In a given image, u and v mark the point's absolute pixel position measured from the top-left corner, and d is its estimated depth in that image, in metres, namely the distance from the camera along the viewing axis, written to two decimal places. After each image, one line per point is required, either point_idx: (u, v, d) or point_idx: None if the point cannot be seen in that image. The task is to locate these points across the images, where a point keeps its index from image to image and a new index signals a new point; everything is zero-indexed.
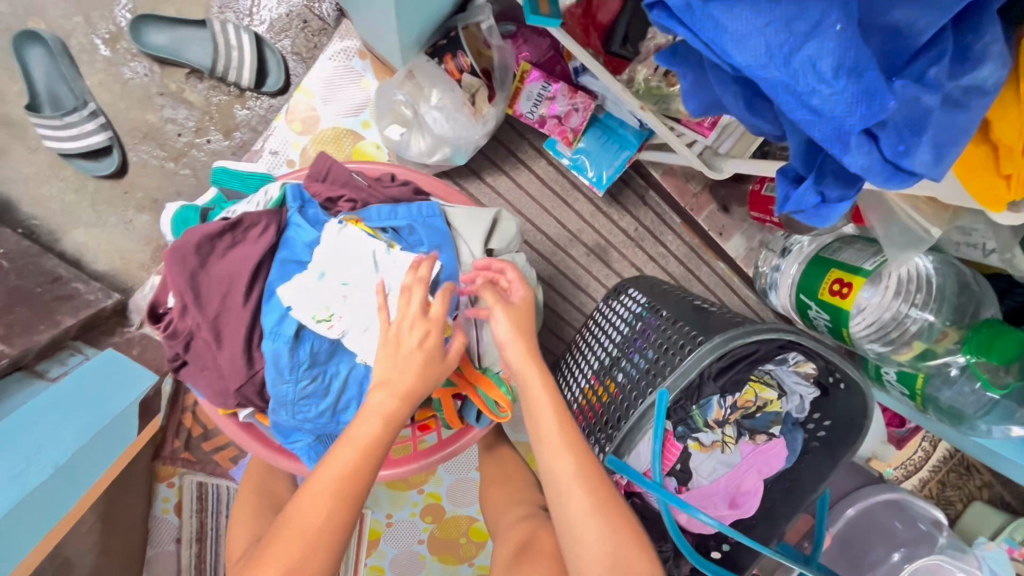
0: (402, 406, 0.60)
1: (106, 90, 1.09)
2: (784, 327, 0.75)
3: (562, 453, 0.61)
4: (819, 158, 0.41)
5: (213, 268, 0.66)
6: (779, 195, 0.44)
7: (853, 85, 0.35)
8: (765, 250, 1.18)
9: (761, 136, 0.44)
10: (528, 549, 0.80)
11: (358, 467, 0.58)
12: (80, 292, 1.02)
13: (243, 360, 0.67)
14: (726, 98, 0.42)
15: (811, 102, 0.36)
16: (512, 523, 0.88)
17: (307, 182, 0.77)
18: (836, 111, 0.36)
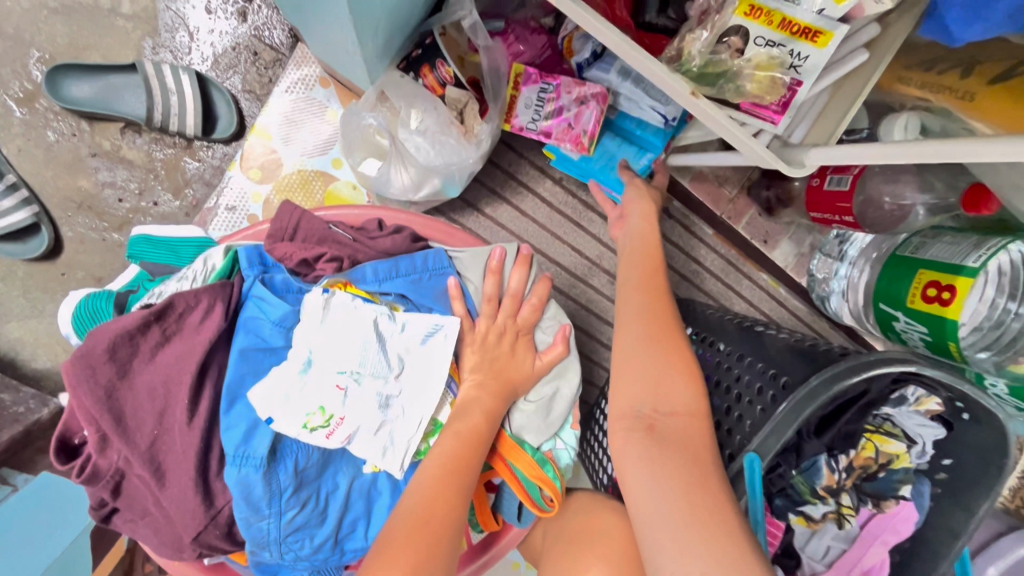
0: (498, 404, 0.55)
1: (28, 157, 0.93)
2: (902, 356, 0.55)
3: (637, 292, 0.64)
4: None
5: (140, 377, 0.47)
6: None
7: None
8: (819, 254, 1.01)
9: None
10: (581, 534, 0.62)
11: (484, 431, 0.53)
12: (6, 405, 0.83)
13: (198, 499, 0.47)
14: None
15: None
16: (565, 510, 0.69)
17: (267, 242, 0.57)
18: None
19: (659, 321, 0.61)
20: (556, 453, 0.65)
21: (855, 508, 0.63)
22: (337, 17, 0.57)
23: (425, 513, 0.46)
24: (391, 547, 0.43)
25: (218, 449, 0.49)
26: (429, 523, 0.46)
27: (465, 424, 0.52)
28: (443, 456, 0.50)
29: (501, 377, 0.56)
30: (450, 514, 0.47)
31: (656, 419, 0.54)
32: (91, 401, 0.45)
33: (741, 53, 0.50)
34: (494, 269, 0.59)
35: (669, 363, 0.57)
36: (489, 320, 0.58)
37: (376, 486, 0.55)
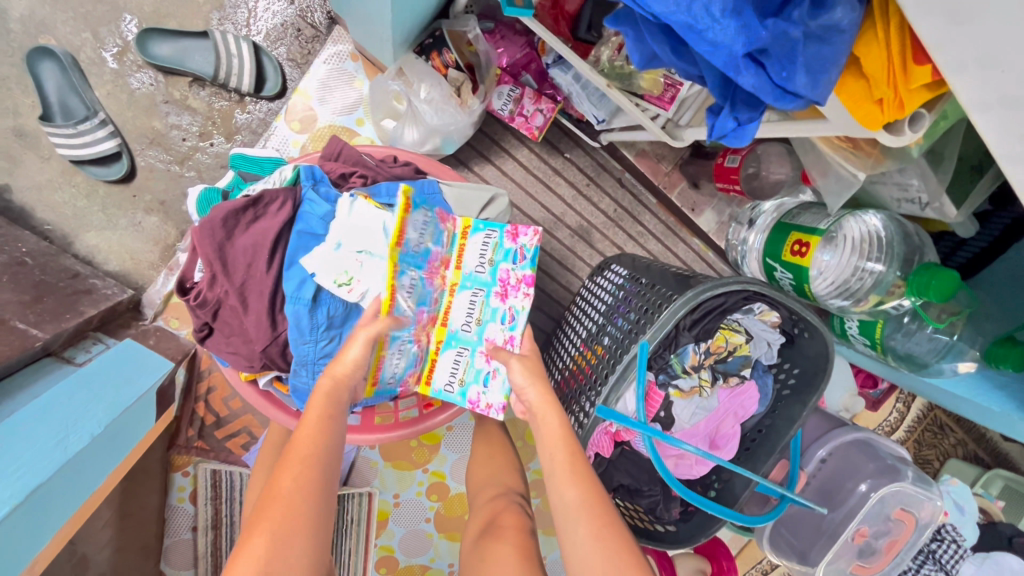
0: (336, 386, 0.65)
1: (114, 100, 1.17)
2: (749, 279, 0.84)
3: (568, 484, 0.60)
4: (733, 91, 0.55)
5: (239, 240, 0.72)
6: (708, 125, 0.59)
7: (735, 21, 0.46)
8: (733, 223, 1.27)
9: (685, 77, 0.57)
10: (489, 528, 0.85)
11: (319, 442, 0.57)
12: (98, 287, 1.08)
13: (268, 322, 0.74)
14: (657, 46, 0.55)
15: (708, 37, 0.47)
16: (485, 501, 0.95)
17: (321, 162, 0.84)
18: (726, 41, 0.47)
19: (597, 511, 0.58)
20: None
21: (712, 382, 0.94)
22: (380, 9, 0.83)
23: (272, 488, 0.53)
24: (253, 511, 0.51)
25: (282, 293, 0.75)
26: (284, 500, 0.52)
27: (311, 420, 0.60)
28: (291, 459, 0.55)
29: (331, 375, 0.65)
30: (301, 485, 0.53)
31: None
32: (210, 248, 0.70)
33: None
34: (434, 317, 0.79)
35: (620, 562, 0.55)
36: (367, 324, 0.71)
37: None
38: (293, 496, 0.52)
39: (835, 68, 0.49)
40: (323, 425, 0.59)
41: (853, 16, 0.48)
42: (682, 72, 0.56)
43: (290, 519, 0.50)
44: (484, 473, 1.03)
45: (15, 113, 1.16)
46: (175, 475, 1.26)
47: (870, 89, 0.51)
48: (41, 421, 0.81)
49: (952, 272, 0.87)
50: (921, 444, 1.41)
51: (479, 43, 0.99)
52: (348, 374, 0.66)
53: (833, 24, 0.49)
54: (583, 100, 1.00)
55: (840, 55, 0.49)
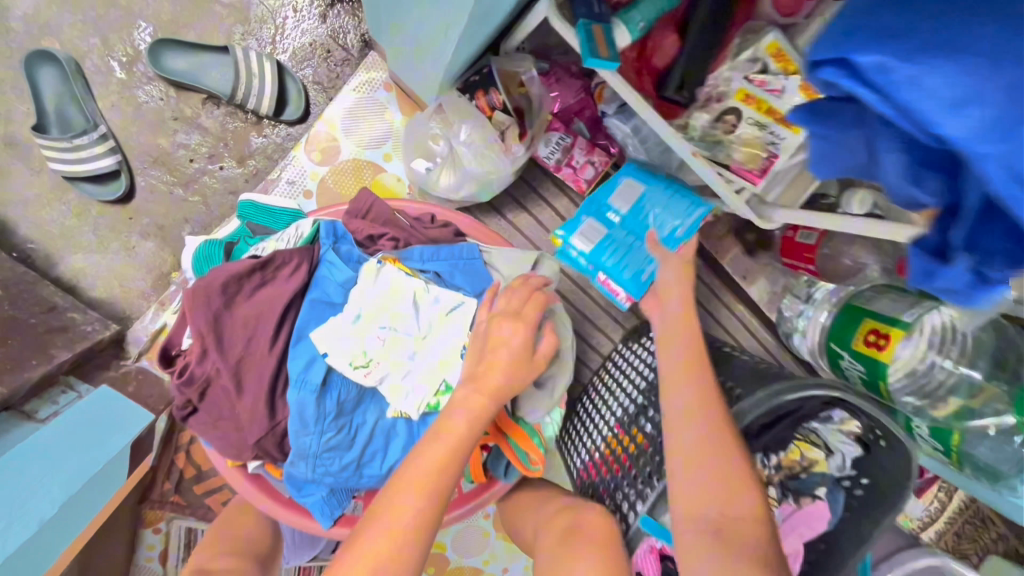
0: (491, 400, 0.58)
1: (118, 113, 1.06)
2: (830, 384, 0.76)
3: (688, 387, 0.68)
4: (989, 231, 0.34)
5: (240, 309, 0.61)
6: (915, 271, 0.37)
7: None
8: (789, 295, 1.15)
9: (912, 203, 0.38)
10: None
11: (451, 457, 0.54)
12: (76, 322, 0.94)
13: (265, 411, 0.61)
14: (890, 161, 0.37)
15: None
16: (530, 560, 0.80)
17: (346, 219, 0.72)
18: None
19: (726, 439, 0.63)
20: (543, 426, 0.80)
21: (778, 500, 0.78)
22: (443, 44, 0.73)
23: (391, 500, 0.50)
24: (361, 520, 0.50)
25: (284, 374, 0.63)
26: (397, 512, 0.50)
27: (430, 458, 0.53)
28: (427, 465, 0.53)
29: (490, 387, 0.59)
30: (419, 509, 0.50)
31: (727, 521, 0.58)
32: (204, 320, 0.58)
33: (734, 129, 0.62)
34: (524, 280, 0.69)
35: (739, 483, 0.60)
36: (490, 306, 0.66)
37: (395, 429, 0.68)
38: (411, 517, 0.49)
39: None
40: (445, 469, 0.53)
41: None
42: (910, 199, 0.38)
43: (403, 540, 0.48)
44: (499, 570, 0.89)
45: (8, 120, 1.04)
46: (145, 532, 1.11)
47: None
48: None
49: None
50: None
51: (532, 86, 0.88)
52: (507, 386, 0.60)
53: None
54: (640, 153, 0.88)
55: None
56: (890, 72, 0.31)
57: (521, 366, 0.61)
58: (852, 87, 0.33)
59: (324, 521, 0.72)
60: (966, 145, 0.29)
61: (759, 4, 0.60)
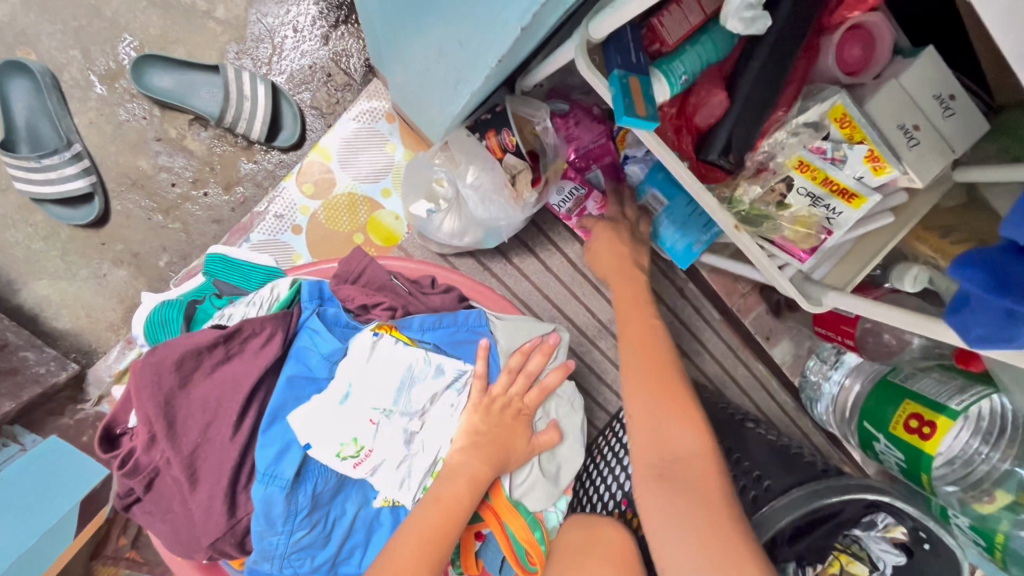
0: (490, 470, 0.56)
1: (96, 130, 0.97)
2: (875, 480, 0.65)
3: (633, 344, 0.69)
4: None
5: (197, 389, 0.51)
6: None
7: None
8: (815, 357, 1.06)
9: None
10: None
11: (445, 531, 0.52)
12: (28, 364, 0.85)
13: (222, 509, 0.51)
14: None
15: None
16: None
17: (334, 284, 0.62)
18: None
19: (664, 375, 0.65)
20: (545, 514, 0.70)
21: None
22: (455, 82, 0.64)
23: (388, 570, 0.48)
24: None
25: (249, 464, 0.53)
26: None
27: (418, 530, 0.51)
28: (421, 526, 0.51)
29: (493, 462, 0.56)
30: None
31: (666, 465, 0.58)
32: (152, 405, 0.49)
33: (784, 200, 0.54)
34: (531, 349, 0.62)
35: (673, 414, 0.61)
36: (505, 380, 0.60)
37: (379, 518, 0.60)
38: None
39: None
40: (430, 544, 0.50)
41: None
42: None
43: None
44: None
45: None
46: None
47: None
48: None
49: None
50: None
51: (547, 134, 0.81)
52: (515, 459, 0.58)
53: None
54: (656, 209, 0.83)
55: None
56: None
57: (518, 426, 0.59)
58: None
59: None
60: None
61: (819, 58, 0.53)
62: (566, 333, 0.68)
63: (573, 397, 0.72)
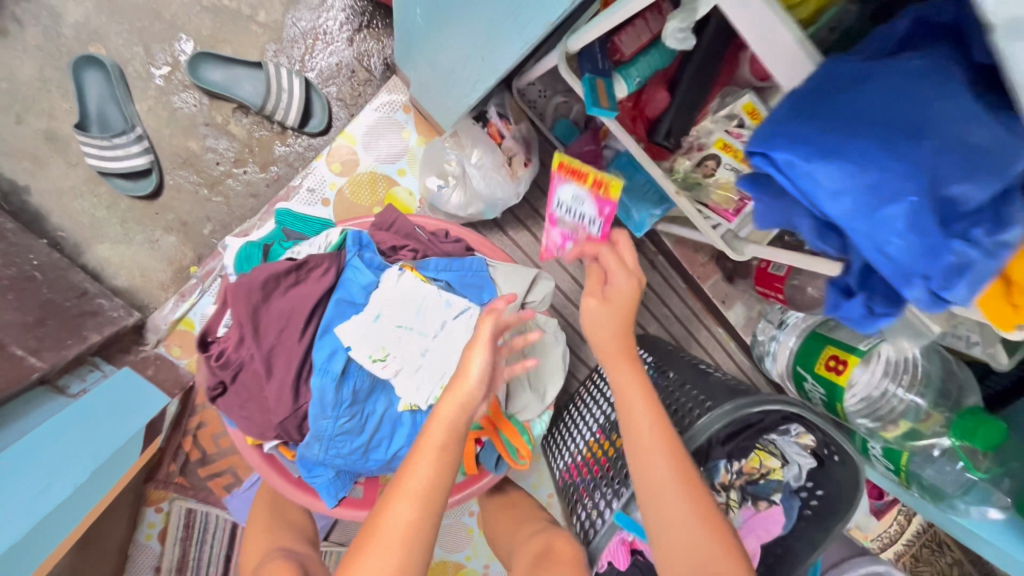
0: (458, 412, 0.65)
1: (154, 116, 1.14)
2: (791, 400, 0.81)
3: (620, 361, 0.71)
4: (872, 277, 0.44)
5: (275, 303, 0.69)
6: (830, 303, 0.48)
7: (920, 243, 0.36)
8: (763, 320, 1.24)
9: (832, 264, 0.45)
10: (545, 558, 0.83)
11: (435, 476, 0.61)
12: (104, 308, 1.02)
13: (290, 395, 0.69)
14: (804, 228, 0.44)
15: (885, 251, 0.37)
16: (527, 538, 0.94)
17: (373, 231, 0.81)
18: (907, 262, 0.37)
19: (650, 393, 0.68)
20: (532, 424, 0.87)
21: (739, 503, 0.89)
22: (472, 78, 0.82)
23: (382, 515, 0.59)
24: (378, 504, 0.60)
25: (309, 363, 0.71)
26: (389, 530, 0.58)
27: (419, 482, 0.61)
28: (420, 481, 0.61)
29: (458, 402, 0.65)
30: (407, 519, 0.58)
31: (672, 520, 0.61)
32: (245, 310, 0.66)
33: (713, 173, 0.71)
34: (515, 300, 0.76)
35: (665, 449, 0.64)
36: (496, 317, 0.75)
37: (401, 419, 0.77)
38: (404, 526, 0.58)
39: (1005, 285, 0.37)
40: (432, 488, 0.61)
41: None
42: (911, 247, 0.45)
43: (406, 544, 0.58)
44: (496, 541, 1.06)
45: (50, 116, 1.12)
46: (148, 509, 1.17)
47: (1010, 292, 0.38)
48: (22, 464, 0.76)
49: (999, 423, 0.82)
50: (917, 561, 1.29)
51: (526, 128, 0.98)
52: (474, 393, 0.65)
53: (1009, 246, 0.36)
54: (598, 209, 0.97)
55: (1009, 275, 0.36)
56: (795, 168, 0.39)
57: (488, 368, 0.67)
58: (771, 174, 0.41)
59: (329, 500, 0.81)
60: (841, 221, 0.38)
61: (738, 66, 0.69)
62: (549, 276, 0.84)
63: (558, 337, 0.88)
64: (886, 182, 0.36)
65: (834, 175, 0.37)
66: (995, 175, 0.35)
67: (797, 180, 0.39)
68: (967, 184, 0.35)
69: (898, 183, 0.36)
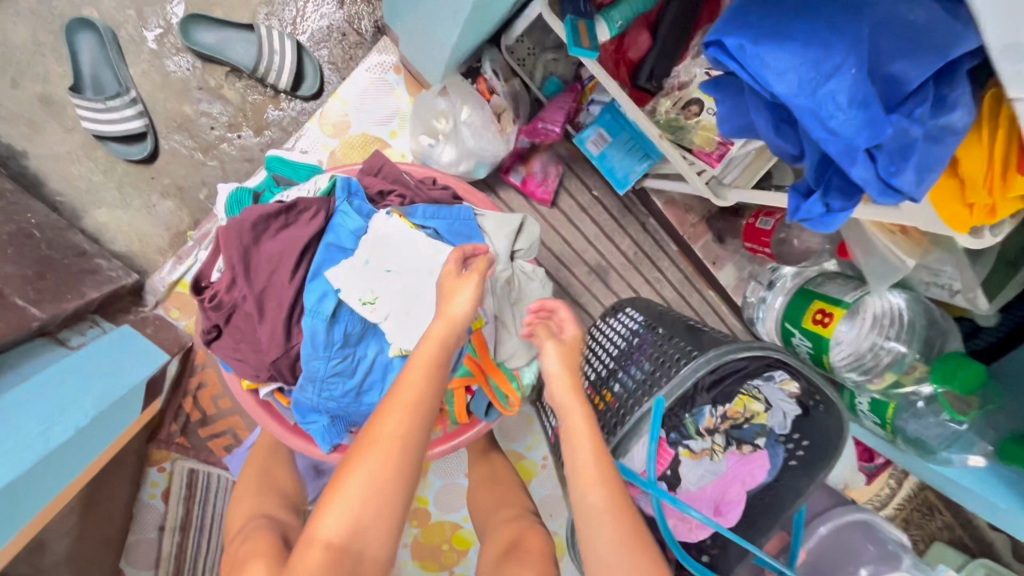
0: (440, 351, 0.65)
1: (147, 79, 1.15)
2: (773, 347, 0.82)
3: (575, 413, 0.68)
4: (828, 172, 0.50)
5: (265, 246, 0.71)
6: (791, 206, 0.53)
7: (861, 114, 0.44)
8: (754, 281, 1.26)
9: (781, 155, 0.53)
10: (513, 551, 0.90)
11: (421, 398, 0.61)
12: (103, 268, 1.04)
13: (281, 335, 0.71)
14: (759, 120, 0.51)
15: (829, 125, 0.44)
16: (501, 522, 1.01)
17: (361, 176, 0.83)
18: (849, 133, 0.44)
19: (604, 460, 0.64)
20: (521, 373, 0.89)
21: (724, 447, 0.91)
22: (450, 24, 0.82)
23: (376, 427, 0.60)
24: (355, 446, 0.60)
25: (299, 305, 0.72)
26: (380, 441, 0.59)
27: (395, 427, 0.59)
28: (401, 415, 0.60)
29: (445, 318, 0.66)
30: (396, 434, 0.59)
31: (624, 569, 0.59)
32: (235, 252, 0.68)
33: (697, 117, 0.71)
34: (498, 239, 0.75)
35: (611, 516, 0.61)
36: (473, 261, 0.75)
37: (391, 363, 0.77)
38: (388, 440, 0.58)
39: (941, 169, 0.45)
40: (414, 410, 0.61)
41: (969, 120, 0.45)
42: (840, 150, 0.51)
43: (389, 463, 0.58)
44: (489, 496, 1.09)
45: (44, 80, 1.13)
46: (151, 470, 1.21)
47: (962, 192, 0.48)
48: (24, 408, 0.78)
49: (979, 365, 0.84)
50: (908, 524, 1.27)
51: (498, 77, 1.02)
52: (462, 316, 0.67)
53: (948, 126, 0.45)
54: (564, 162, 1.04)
55: (948, 156, 0.45)
56: (747, 51, 0.46)
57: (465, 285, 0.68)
58: (728, 65, 0.48)
59: (324, 446, 0.83)
60: (788, 99, 0.46)
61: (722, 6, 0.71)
62: (533, 221, 0.86)
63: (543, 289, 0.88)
64: (833, 57, 0.43)
65: (784, 54, 0.44)
66: (932, 58, 0.43)
67: (752, 65, 0.47)
68: (908, 64, 0.43)
69: (841, 58, 0.43)
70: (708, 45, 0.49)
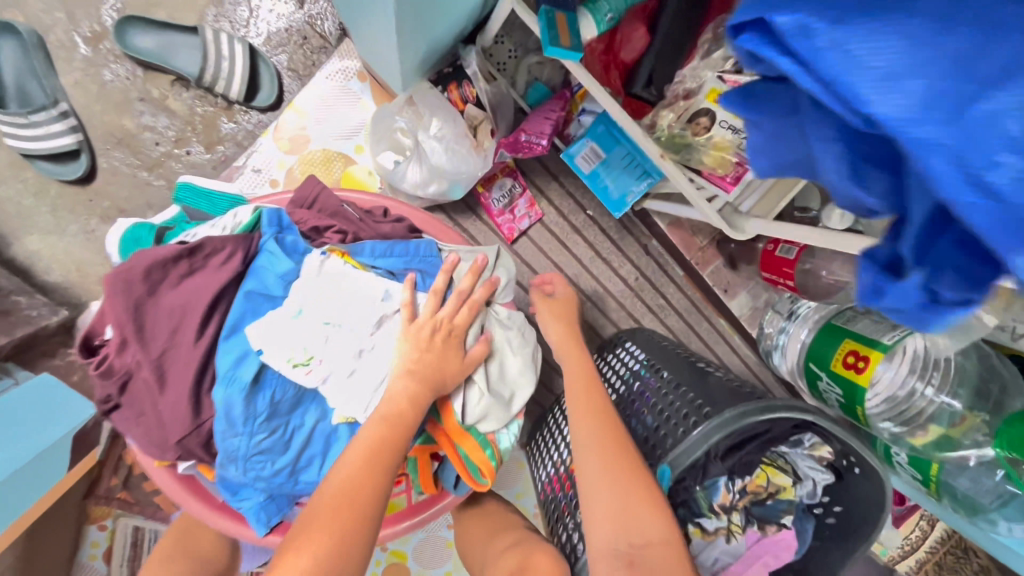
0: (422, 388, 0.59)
1: (82, 90, 1.02)
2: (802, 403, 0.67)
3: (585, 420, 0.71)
4: (938, 249, 0.31)
5: (163, 298, 0.58)
6: (865, 286, 0.34)
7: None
8: (770, 310, 1.11)
9: (853, 211, 0.34)
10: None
11: (366, 475, 0.53)
12: (20, 307, 0.91)
13: (187, 410, 0.58)
14: (824, 160, 0.33)
15: (987, 180, 0.25)
16: (505, 550, 0.82)
17: (290, 209, 0.71)
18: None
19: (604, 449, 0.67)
20: (497, 436, 0.72)
21: (743, 526, 0.75)
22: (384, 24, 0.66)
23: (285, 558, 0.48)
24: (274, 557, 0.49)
25: (212, 371, 0.59)
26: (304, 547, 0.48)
27: (345, 479, 0.53)
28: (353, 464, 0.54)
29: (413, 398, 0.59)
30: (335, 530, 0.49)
31: (635, 554, 0.58)
32: (122, 309, 0.55)
33: (706, 132, 0.57)
34: (473, 271, 0.68)
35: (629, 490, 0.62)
36: (429, 312, 0.64)
37: (336, 432, 0.63)
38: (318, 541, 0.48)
39: None
40: (374, 456, 0.55)
41: None
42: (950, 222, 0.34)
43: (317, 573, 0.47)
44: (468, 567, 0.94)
45: None
46: (90, 528, 1.05)
47: None
48: None
49: None
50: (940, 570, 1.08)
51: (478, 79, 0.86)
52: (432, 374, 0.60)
53: None
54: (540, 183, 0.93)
55: None
56: (812, 36, 0.28)
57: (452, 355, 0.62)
58: (775, 60, 0.31)
59: (259, 529, 0.68)
60: (897, 125, 0.27)
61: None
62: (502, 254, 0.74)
63: (523, 330, 0.74)
64: (992, 53, 0.25)
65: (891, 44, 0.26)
66: None
67: (825, 64, 0.28)
68: None
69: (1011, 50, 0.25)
70: (743, 25, 0.31)
